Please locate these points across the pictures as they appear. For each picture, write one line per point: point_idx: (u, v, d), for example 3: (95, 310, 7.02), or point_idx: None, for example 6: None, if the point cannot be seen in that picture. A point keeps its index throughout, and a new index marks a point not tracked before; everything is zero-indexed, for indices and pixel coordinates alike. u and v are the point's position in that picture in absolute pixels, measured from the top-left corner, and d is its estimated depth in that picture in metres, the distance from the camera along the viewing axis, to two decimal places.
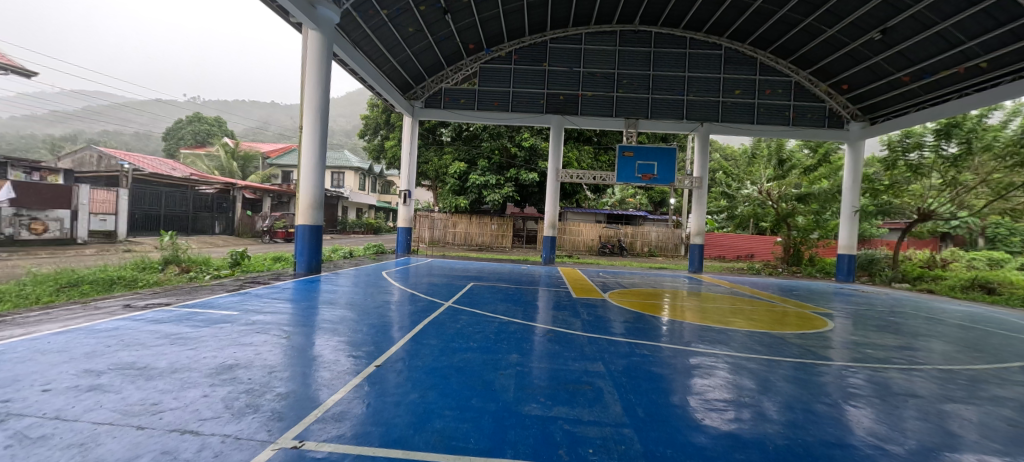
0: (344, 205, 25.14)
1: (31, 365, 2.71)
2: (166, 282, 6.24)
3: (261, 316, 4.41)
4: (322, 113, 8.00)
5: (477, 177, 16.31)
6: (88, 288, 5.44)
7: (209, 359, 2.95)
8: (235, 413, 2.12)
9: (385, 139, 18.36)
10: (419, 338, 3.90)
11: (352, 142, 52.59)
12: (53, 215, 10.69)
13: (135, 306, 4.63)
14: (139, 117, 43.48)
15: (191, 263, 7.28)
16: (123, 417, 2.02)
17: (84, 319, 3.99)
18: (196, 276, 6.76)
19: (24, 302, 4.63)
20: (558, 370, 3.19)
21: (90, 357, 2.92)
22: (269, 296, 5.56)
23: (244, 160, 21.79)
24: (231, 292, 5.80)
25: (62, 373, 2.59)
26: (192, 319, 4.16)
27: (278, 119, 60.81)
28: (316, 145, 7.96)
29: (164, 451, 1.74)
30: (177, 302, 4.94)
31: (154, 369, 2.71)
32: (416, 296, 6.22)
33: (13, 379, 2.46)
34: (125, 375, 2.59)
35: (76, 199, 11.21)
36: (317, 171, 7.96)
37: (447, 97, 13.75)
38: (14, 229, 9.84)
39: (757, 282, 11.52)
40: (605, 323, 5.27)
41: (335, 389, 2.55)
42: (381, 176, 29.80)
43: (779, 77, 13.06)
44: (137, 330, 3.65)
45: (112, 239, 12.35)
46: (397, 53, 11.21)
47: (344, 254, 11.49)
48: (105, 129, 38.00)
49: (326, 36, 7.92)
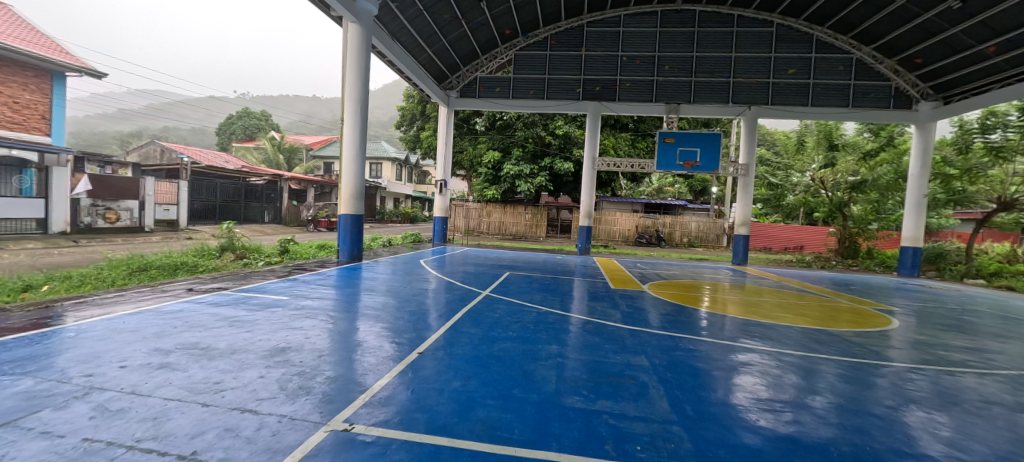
0: (382, 195, 25.88)
1: (110, 343, 2.96)
2: (223, 268, 6.66)
3: (309, 301, 4.63)
4: (362, 103, 8.16)
5: (510, 166, 16.24)
6: (156, 272, 5.89)
7: (264, 342, 3.12)
8: (289, 394, 2.22)
9: (420, 129, 18.57)
10: (458, 326, 3.94)
11: (388, 134, 53.95)
12: (123, 205, 11.69)
13: (197, 290, 4.99)
14: (195, 113, 46.53)
15: (245, 250, 7.71)
16: (189, 394, 2.16)
17: (152, 302, 4.32)
18: (249, 263, 7.18)
19: (103, 285, 5.09)
20: (599, 363, 3.11)
21: (159, 336, 3.15)
22: (315, 282, 5.81)
23: (290, 152, 23.07)
24: (281, 277, 6.13)
25: (136, 351, 2.81)
26: (247, 303, 4.41)
27: (320, 113, 63.24)
28: (356, 136, 8.15)
29: (227, 428, 1.84)
30: (234, 286, 5.27)
31: (215, 350, 2.89)
32: (453, 285, 6.30)
33: (93, 356, 2.69)
34: (191, 354, 2.78)
35: (144, 190, 12.20)
36: (358, 163, 8.19)
37: (482, 86, 13.73)
38: (92, 218, 10.96)
39: (807, 275, 10.86)
40: (644, 315, 5.12)
41: (380, 374, 2.62)
42: (416, 166, 30.42)
43: (837, 55, 12.04)
44: (199, 313, 3.91)
45: (174, 227, 13.22)
46: (433, 43, 11.26)
47: (383, 243, 11.86)
48: (166, 126, 41.10)
49: (364, 28, 8.04)
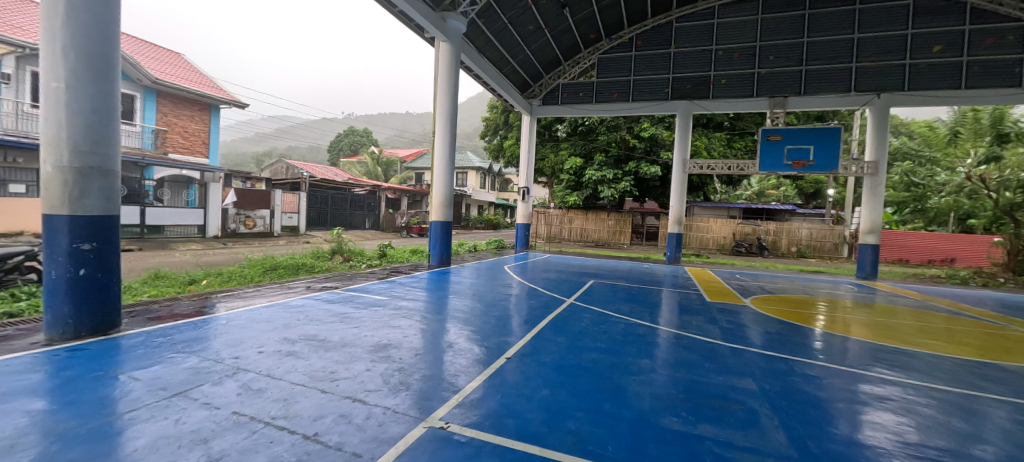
0: (467, 202, 27.16)
1: (251, 331, 3.50)
2: (334, 268, 7.53)
3: (405, 302, 5.00)
4: (451, 117, 8.64)
5: (592, 172, 15.93)
6: (283, 271, 6.86)
7: (369, 337, 3.43)
8: (392, 388, 2.40)
9: (503, 138, 19.13)
10: (543, 333, 3.92)
11: (472, 144, 56.56)
12: (259, 213, 13.83)
13: (315, 288, 5.70)
14: (312, 133, 53.59)
15: (351, 253, 8.61)
16: (311, 380, 2.45)
17: (280, 297, 5.02)
18: (355, 265, 8.02)
19: (245, 280, 6.07)
20: (697, 383, 2.86)
21: (286, 327, 3.65)
22: (410, 285, 6.27)
23: (387, 165, 25.38)
24: (381, 279, 6.72)
25: (270, 339, 3.28)
26: (353, 301, 4.91)
27: (412, 127, 68.67)
28: (446, 148, 8.66)
29: (341, 414, 2.04)
30: (342, 286, 5.92)
31: (330, 342, 3.25)
32: (536, 291, 6.33)
33: (239, 341, 3.20)
34: (311, 345, 3.16)
35: (274, 200, 14.31)
36: (447, 173, 8.67)
37: (565, 92, 13.73)
38: (236, 224, 13.22)
39: (962, 294, 8.91)
40: (748, 333, 4.60)
41: (471, 376, 2.71)
42: (498, 175, 31.39)
43: (1005, 24, 9.76)
44: (317, 308, 4.45)
45: (296, 232, 15.32)
46: (517, 54, 11.57)
47: (468, 248, 12.42)
48: (290, 146, 47.98)
49: (454, 46, 8.55)
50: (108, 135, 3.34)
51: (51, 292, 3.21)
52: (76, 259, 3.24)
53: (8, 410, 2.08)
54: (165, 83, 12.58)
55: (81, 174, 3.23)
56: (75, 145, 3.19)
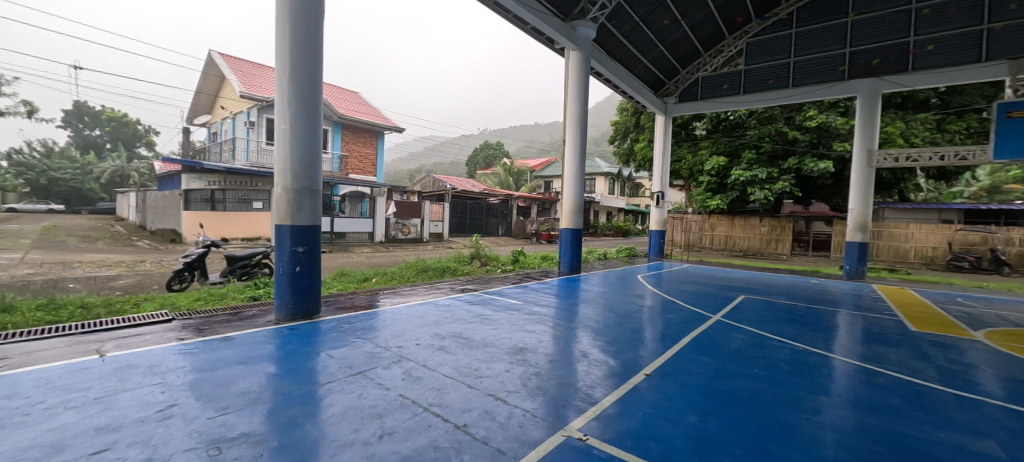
0: (595, 209, 26.82)
1: (411, 325, 4.05)
2: (473, 272, 8.24)
3: (538, 307, 5.16)
4: (581, 124, 8.66)
5: (739, 171, 13.92)
6: (433, 273, 7.80)
7: (506, 339, 3.63)
8: (530, 391, 2.49)
9: (634, 141, 18.31)
10: (684, 352, 3.58)
11: (599, 149, 55.70)
12: (413, 221, 16.03)
13: (458, 289, 6.33)
14: (454, 149, 59.94)
15: (487, 258, 9.29)
16: (459, 375, 2.71)
17: (431, 296, 5.70)
18: (491, 269, 8.64)
19: (404, 280, 7.09)
20: (904, 436, 2.22)
21: (437, 324, 4.12)
22: (541, 291, 6.46)
23: (518, 175, 26.77)
24: (514, 284, 7.09)
25: (425, 333, 3.74)
26: (491, 304, 5.26)
27: (540, 137, 71.05)
28: (576, 155, 8.70)
29: (486, 410, 2.20)
30: (481, 289, 6.43)
31: (473, 341, 3.55)
32: (675, 304, 5.84)
33: (401, 333, 3.74)
34: (458, 342, 3.51)
35: (424, 210, 16.39)
36: (577, 181, 8.67)
37: (705, 86, 12.55)
38: (396, 231, 15.56)
39: None
40: (985, 378, 3.41)
41: (607, 389, 2.63)
42: (628, 179, 30.18)
43: None
44: (461, 308, 4.92)
45: (440, 238, 17.23)
46: (650, 52, 11.02)
47: (598, 256, 12.23)
48: (437, 162, 54.53)
49: (584, 53, 8.57)
50: (314, 162, 4.27)
51: (278, 283, 4.24)
52: (293, 259, 4.23)
53: (257, 371, 2.82)
54: (347, 118, 15.71)
55: (298, 194, 4.20)
56: (295, 172, 4.17)
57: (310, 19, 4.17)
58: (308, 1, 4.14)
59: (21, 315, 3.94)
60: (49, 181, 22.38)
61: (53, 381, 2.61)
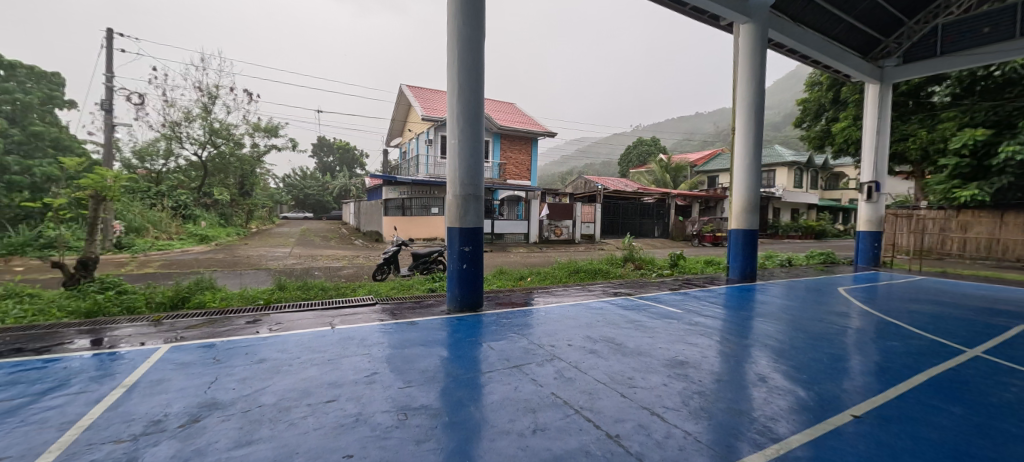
0: (774, 206, 22.69)
1: (563, 325, 4.13)
2: (626, 276, 7.93)
3: (701, 318, 4.62)
4: (755, 107, 7.40)
5: (1013, 144, 9.67)
6: (584, 274, 7.80)
7: (664, 350, 3.36)
8: (692, 412, 2.23)
9: (832, 121, 14.72)
10: (918, 394, 2.68)
11: (781, 135, 46.86)
12: (564, 223, 16.39)
13: (611, 293, 6.17)
14: (604, 149, 59.00)
15: (641, 261, 8.79)
16: (611, 382, 2.63)
17: (582, 298, 5.71)
18: (646, 273, 8.17)
19: (557, 280, 7.30)
20: None
21: (589, 326, 4.10)
22: (705, 300, 5.77)
23: (676, 171, 24.64)
24: (672, 290, 6.53)
25: (576, 335, 3.77)
26: (646, 310, 4.95)
27: (702, 128, 63.89)
28: (750, 144, 7.47)
29: (641, 424, 2.07)
30: (635, 293, 6.13)
31: (626, 348, 3.40)
32: (900, 328, 4.45)
33: (554, 332, 3.85)
34: (610, 347, 3.41)
35: (575, 212, 16.57)
36: (752, 174, 7.43)
37: (950, 36, 9.32)
38: (548, 233, 16.08)
39: None
40: None
41: (795, 425, 2.16)
42: (822, 169, 24.57)
43: None
44: (613, 312, 4.78)
45: (592, 240, 17.11)
46: (856, 7, 8.74)
47: (779, 262, 10.30)
48: (587, 163, 54.57)
49: (759, 24, 7.32)
50: (477, 170, 4.76)
51: (449, 278, 4.88)
52: (461, 257, 4.79)
53: (434, 353, 3.29)
54: (505, 128, 17.20)
55: (465, 199, 4.75)
56: (462, 180, 4.73)
57: (474, 41, 4.65)
58: (473, 27, 4.63)
59: (291, 293, 5.53)
60: (306, 196, 30.93)
61: (307, 343, 3.58)
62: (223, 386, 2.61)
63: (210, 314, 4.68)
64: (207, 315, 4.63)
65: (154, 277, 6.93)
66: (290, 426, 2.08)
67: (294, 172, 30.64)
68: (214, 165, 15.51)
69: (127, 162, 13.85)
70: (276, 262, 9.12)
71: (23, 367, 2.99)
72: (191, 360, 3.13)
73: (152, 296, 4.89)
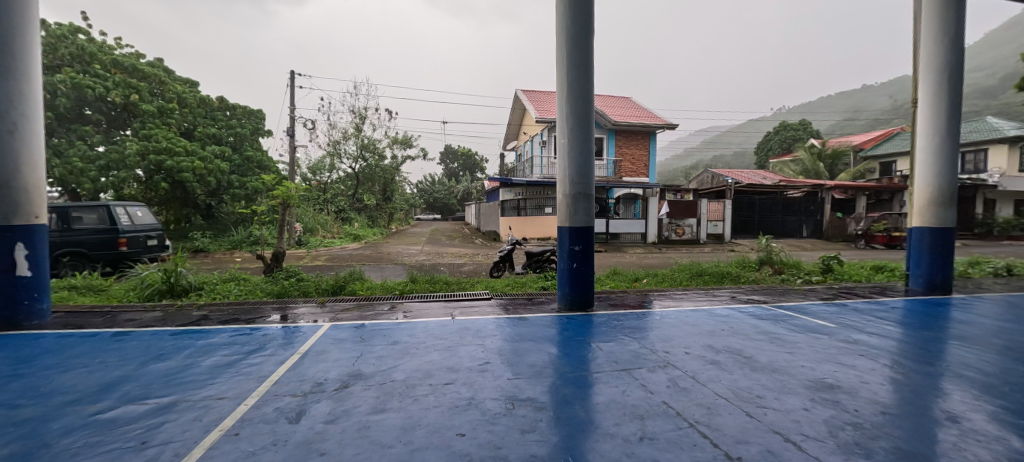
0: (988, 197, 17.24)
1: (680, 332, 3.82)
2: (762, 281, 6.92)
3: (864, 336, 3.78)
4: (951, 69, 5.69)
5: None
6: (709, 277, 7.05)
7: (807, 370, 2.85)
8: (841, 445, 1.86)
9: None
10: None
11: (1000, 102, 35.29)
12: (688, 221, 15.00)
13: (741, 300, 5.47)
14: (736, 138, 52.37)
15: (784, 265, 7.55)
16: (734, 398, 2.36)
17: (706, 304, 5.18)
18: (788, 279, 7.02)
19: (676, 283, 6.76)
20: None
21: (711, 335, 3.71)
22: (872, 314, 4.70)
23: (833, 158, 20.54)
24: (824, 301, 5.48)
25: (695, 343, 3.45)
26: (787, 322, 4.26)
27: (872, 103, 51.99)
28: (942, 119, 5.77)
29: (769, 450, 1.80)
30: (773, 302, 5.32)
31: (757, 362, 2.99)
32: None
33: (670, 338, 3.59)
34: (736, 359, 3.05)
35: (700, 209, 15.05)
36: (948, 156, 5.75)
37: None
38: (669, 232, 14.91)
39: None
40: None
41: None
42: None
43: None
44: (743, 321, 4.23)
45: (720, 240, 15.34)
46: None
47: (994, 271, 7.81)
48: (715, 155, 49.17)
49: None
50: (586, 169, 4.71)
51: (559, 276, 4.92)
52: (571, 256, 4.79)
53: (542, 349, 3.38)
54: (619, 124, 16.60)
55: (574, 198, 4.73)
56: (570, 180, 4.72)
57: (582, 39, 4.61)
58: (581, 25, 4.59)
59: (420, 285, 6.24)
60: (435, 199, 34.39)
61: (431, 330, 4.01)
62: (367, 361, 3.10)
63: (360, 300, 5.58)
64: (358, 301, 5.53)
65: (322, 268, 8.52)
66: (415, 401, 2.37)
67: (425, 178, 34.35)
68: (364, 175, 18.35)
69: (305, 175, 17.29)
70: (410, 258, 10.37)
71: (240, 332, 4.00)
72: (345, 337, 3.79)
73: (320, 283, 6.04)
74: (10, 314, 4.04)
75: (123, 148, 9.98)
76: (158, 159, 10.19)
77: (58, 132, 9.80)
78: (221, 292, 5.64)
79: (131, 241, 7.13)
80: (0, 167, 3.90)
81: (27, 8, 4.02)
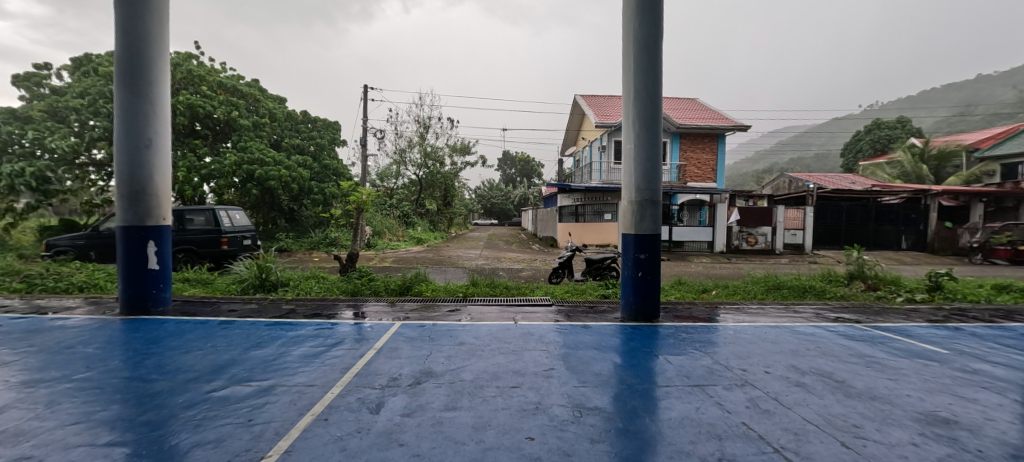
0: None
1: (757, 348, 3.57)
2: (853, 297, 6.22)
3: (988, 366, 3.26)
4: None
5: None
6: (787, 291, 6.47)
7: (915, 400, 2.53)
8: None
9: None
10: None
11: None
12: (761, 230, 13.93)
13: (827, 318, 4.96)
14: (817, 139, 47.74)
15: (879, 280, 6.73)
16: (827, 425, 2.16)
17: (786, 320, 4.77)
18: (885, 296, 6.24)
19: (749, 296, 6.30)
20: None
21: (795, 354, 3.42)
22: (996, 340, 4.04)
23: (939, 160, 18.00)
24: (932, 323, 4.79)
25: (777, 362, 3.20)
26: (886, 345, 3.79)
27: (991, 94, 44.82)
28: None
29: None
30: (867, 322, 4.76)
31: (852, 388, 2.71)
32: None
33: (746, 355, 3.37)
34: (826, 383, 2.78)
35: (775, 217, 13.88)
36: None
37: None
38: (739, 241, 13.99)
39: None
40: None
41: None
42: None
43: None
44: (831, 341, 3.85)
45: (800, 251, 13.98)
46: None
47: None
48: (792, 158, 45.14)
49: None
50: (653, 175, 4.58)
51: (623, 285, 4.80)
52: (635, 264, 4.66)
53: (606, 358, 3.33)
54: (683, 127, 15.92)
55: (640, 205, 4.60)
56: (636, 186, 4.61)
57: (652, 43, 4.50)
58: (649, 29, 4.50)
59: (482, 288, 6.41)
60: (492, 205, 35.01)
61: (495, 333, 4.10)
62: (436, 360, 3.25)
63: (425, 301, 5.85)
64: (423, 301, 5.81)
65: (390, 270, 9.03)
66: (484, 401, 2.45)
67: (483, 184, 34.93)
68: (426, 181, 19.20)
69: (374, 182, 18.45)
70: (469, 262, 10.70)
71: (323, 327, 4.38)
72: (415, 335, 4.00)
73: (389, 284, 6.41)
74: (142, 301, 4.77)
75: (224, 159, 11.33)
76: (251, 169, 11.47)
77: (176, 146, 11.40)
78: (304, 289, 6.20)
79: (231, 241, 8.09)
80: (138, 176, 4.63)
81: (161, 41, 4.73)
